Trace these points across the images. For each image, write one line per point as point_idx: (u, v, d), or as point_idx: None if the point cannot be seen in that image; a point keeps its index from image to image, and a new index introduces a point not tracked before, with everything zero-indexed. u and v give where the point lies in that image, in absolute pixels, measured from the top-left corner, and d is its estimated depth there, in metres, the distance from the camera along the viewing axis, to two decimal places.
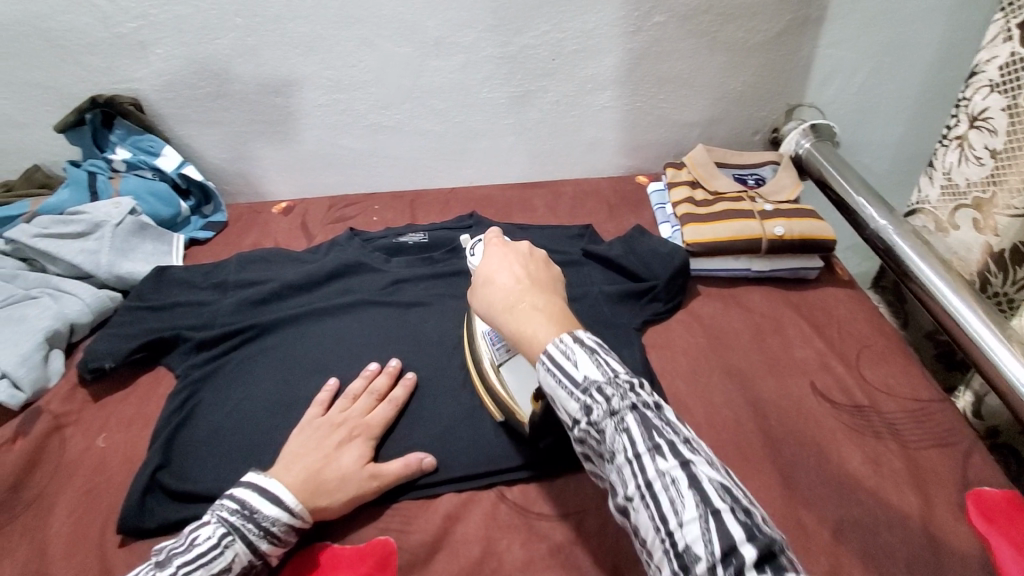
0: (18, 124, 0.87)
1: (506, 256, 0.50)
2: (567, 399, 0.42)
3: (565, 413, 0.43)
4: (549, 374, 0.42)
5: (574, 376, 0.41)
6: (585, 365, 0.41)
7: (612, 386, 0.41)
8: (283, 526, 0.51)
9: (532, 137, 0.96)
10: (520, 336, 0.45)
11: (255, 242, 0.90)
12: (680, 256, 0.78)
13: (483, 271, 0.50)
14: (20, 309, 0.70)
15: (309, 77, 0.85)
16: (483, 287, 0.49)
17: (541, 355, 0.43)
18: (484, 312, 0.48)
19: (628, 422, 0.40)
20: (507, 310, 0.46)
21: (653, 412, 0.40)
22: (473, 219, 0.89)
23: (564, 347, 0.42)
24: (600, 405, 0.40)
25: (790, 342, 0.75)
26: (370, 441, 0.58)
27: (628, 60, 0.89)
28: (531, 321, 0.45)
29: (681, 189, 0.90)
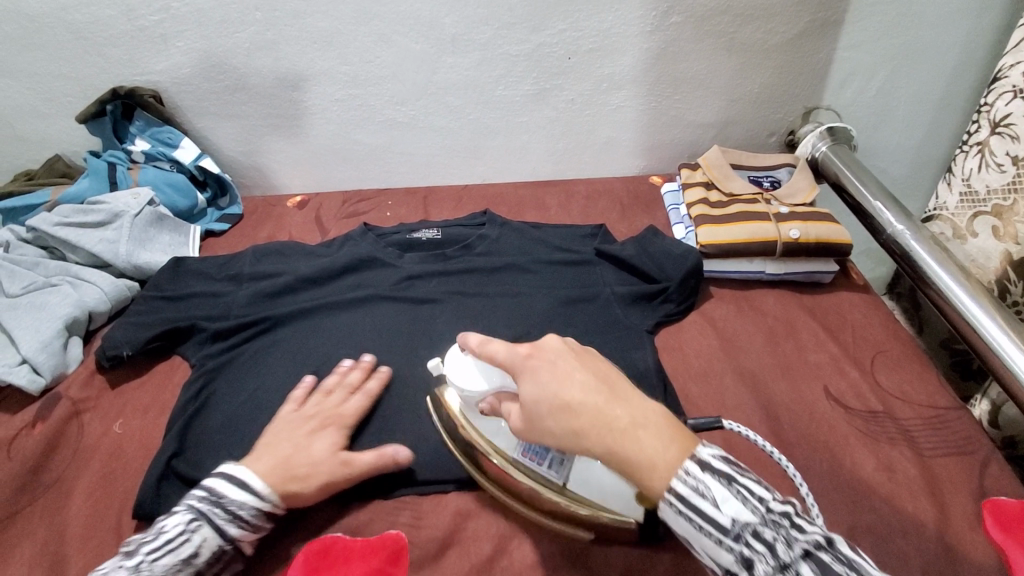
0: (40, 114, 0.89)
1: (560, 367, 0.44)
2: (717, 549, 0.39)
3: (717, 565, 0.40)
4: (685, 520, 0.40)
5: (721, 522, 0.39)
6: (729, 507, 0.39)
7: (769, 527, 0.38)
8: (252, 509, 0.52)
9: (546, 135, 0.96)
10: (636, 466, 0.41)
11: (270, 234, 0.91)
12: (694, 258, 0.78)
13: (541, 391, 0.43)
14: (41, 296, 0.71)
15: (327, 72, 0.86)
16: (557, 415, 0.43)
17: (668, 494, 0.40)
18: (566, 442, 0.42)
19: (804, 574, 0.36)
20: (607, 439, 0.41)
21: (828, 555, 0.36)
22: (486, 216, 0.89)
23: (694, 486, 0.39)
24: (761, 556, 0.37)
25: (805, 347, 0.75)
26: (343, 431, 0.59)
27: (645, 59, 0.89)
28: (639, 444, 0.41)
29: (696, 190, 0.89)
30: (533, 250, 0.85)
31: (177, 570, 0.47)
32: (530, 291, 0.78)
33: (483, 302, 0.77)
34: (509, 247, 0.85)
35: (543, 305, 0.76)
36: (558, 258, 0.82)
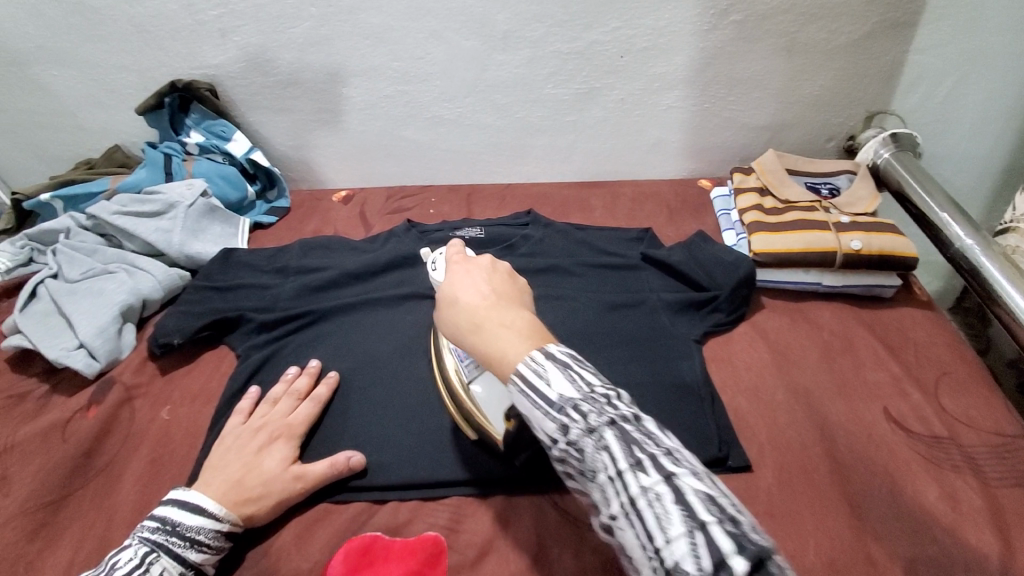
0: (102, 105, 0.92)
1: (467, 273, 0.47)
2: (542, 420, 0.39)
3: (541, 434, 0.40)
4: (521, 395, 0.39)
5: (548, 396, 0.38)
6: (557, 383, 0.38)
7: (589, 403, 0.38)
8: (211, 533, 0.51)
9: (594, 136, 0.94)
10: (490, 357, 0.42)
11: (315, 229, 0.92)
12: (747, 266, 0.75)
13: (445, 292, 0.47)
14: (99, 282, 0.74)
15: (377, 68, 0.86)
16: (447, 308, 0.46)
17: (512, 376, 0.40)
18: (451, 334, 0.45)
19: (607, 438, 0.36)
20: (476, 330, 0.43)
21: (632, 425, 0.37)
22: (530, 216, 0.88)
23: (534, 365, 0.39)
24: (576, 424, 0.37)
25: (863, 364, 0.71)
26: (294, 442, 0.59)
27: (700, 59, 0.86)
28: (497, 335, 0.42)
29: (749, 196, 0.86)
30: (577, 254, 0.83)
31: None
32: (574, 294, 0.76)
33: None
34: (553, 250, 0.84)
35: (587, 309, 0.74)
36: (603, 261, 0.80)
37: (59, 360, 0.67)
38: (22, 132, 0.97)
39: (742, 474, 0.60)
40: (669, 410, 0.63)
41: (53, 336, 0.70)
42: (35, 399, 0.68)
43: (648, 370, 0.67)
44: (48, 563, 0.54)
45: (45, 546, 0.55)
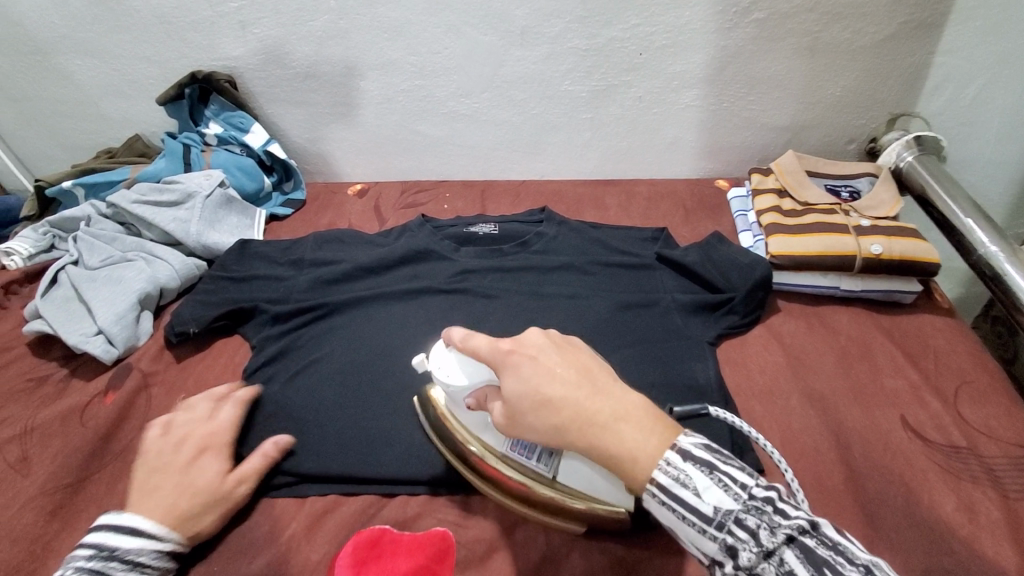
0: (124, 95, 0.93)
1: (537, 364, 0.43)
2: (701, 539, 0.38)
3: (702, 555, 0.39)
4: (668, 511, 0.39)
5: (702, 510, 0.38)
6: (711, 496, 0.38)
7: (751, 515, 0.37)
8: (156, 553, 0.49)
9: (610, 133, 0.94)
10: (617, 459, 0.40)
11: (330, 221, 0.92)
12: (763, 268, 0.74)
13: (524, 394, 0.43)
14: (119, 270, 0.75)
15: (395, 62, 0.86)
16: (540, 412, 0.42)
17: (649, 487, 0.39)
18: (550, 441, 0.42)
19: (786, 559, 0.35)
20: (587, 433, 0.41)
21: (812, 539, 0.36)
22: (544, 213, 0.87)
23: (672, 475, 0.39)
24: (746, 545, 0.37)
25: (881, 371, 0.70)
26: (222, 452, 0.57)
27: (720, 58, 0.85)
28: (617, 432, 0.40)
29: (768, 197, 0.85)
30: (590, 252, 0.82)
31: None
32: (587, 293, 0.76)
33: (538, 302, 0.75)
34: (566, 247, 0.83)
35: (600, 308, 0.74)
36: (617, 260, 0.80)
37: (78, 346, 0.68)
38: (46, 120, 0.99)
39: None
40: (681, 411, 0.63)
41: (73, 322, 0.71)
42: (54, 383, 0.70)
43: (660, 371, 0.66)
44: (64, 545, 0.55)
45: (61, 528, 0.56)
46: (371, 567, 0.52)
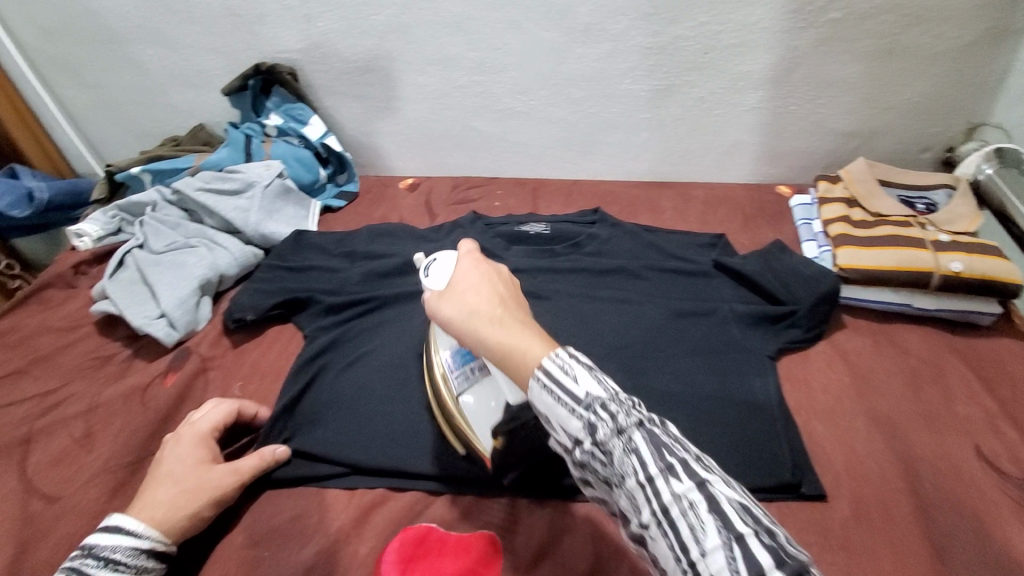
0: (191, 84, 0.96)
1: (479, 267, 0.45)
2: (567, 419, 0.38)
3: (560, 432, 0.39)
4: (545, 393, 0.38)
5: (576, 394, 0.37)
6: (586, 381, 0.38)
7: (617, 403, 0.38)
8: (128, 550, 0.48)
9: (669, 135, 0.91)
10: (510, 352, 0.40)
11: (382, 215, 0.93)
12: (830, 281, 0.70)
13: (458, 288, 0.44)
14: (182, 256, 0.77)
15: (454, 58, 0.85)
16: (460, 303, 0.43)
17: (535, 373, 0.38)
18: (459, 322, 0.42)
19: (636, 441, 0.36)
20: (493, 325, 0.41)
21: (659, 428, 0.37)
22: (597, 215, 0.86)
23: (560, 362, 0.38)
24: (606, 424, 0.37)
25: (953, 397, 0.66)
26: (213, 446, 0.57)
27: (791, 59, 0.81)
28: (522, 336, 0.40)
29: (836, 206, 0.81)
30: (644, 256, 0.80)
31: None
32: (641, 298, 0.74)
33: (590, 305, 0.74)
34: (619, 251, 0.81)
35: (654, 315, 0.71)
36: (672, 266, 0.77)
37: (142, 327, 0.71)
38: (118, 108, 1.03)
39: (815, 502, 0.57)
40: (738, 427, 0.60)
41: (137, 304, 0.73)
42: (118, 362, 0.72)
43: (716, 384, 0.64)
44: None
45: (122, 504, 0.58)
46: (418, 565, 0.52)
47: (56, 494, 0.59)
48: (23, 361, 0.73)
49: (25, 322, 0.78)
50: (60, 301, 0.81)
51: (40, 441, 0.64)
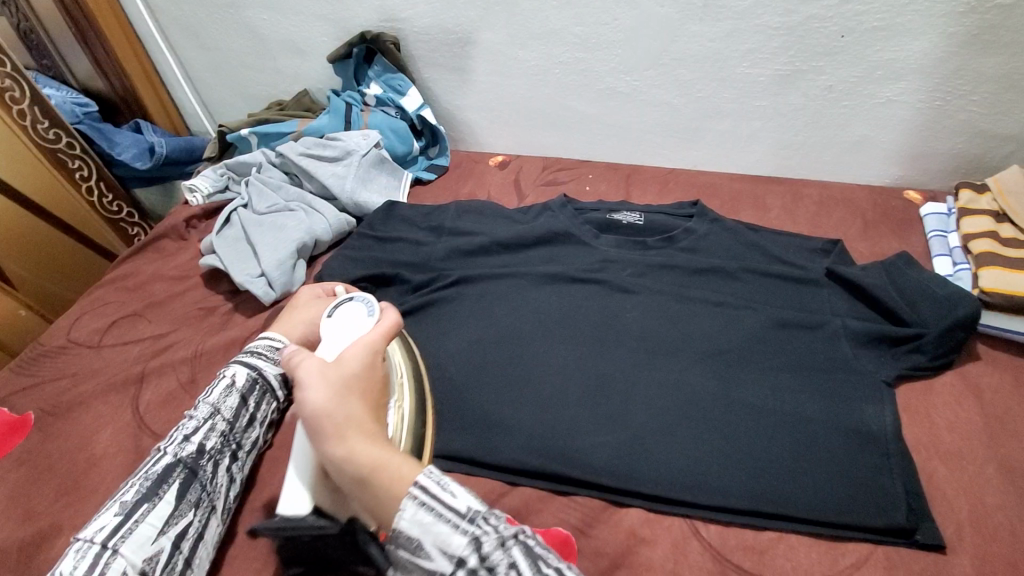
0: (300, 51, 0.98)
1: (375, 370, 0.49)
2: (449, 534, 0.41)
3: (441, 558, 0.40)
4: (423, 511, 0.41)
5: (456, 507, 0.41)
6: (463, 497, 0.42)
7: (494, 518, 0.42)
8: (269, 347, 0.62)
9: (785, 125, 0.83)
10: (374, 474, 0.43)
11: (470, 191, 0.92)
12: (968, 304, 0.61)
13: (335, 377, 0.47)
14: (281, 218, 0.80)
15: (559, 32, 0.82)
16: (334, 403, 0.46)
17: (410, 492, 0.42)
18: (331, 416, 0.45)
19: (514, 555, 0.40)
20: (363, 439, 0.45)
21: (535, 539, 0.41)
22: (696, 207, 0.80)
23: (438, 478, 0.43)
24: (487, 535, 0.40)
25: None
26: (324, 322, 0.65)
27: (943, 47, 0.70)
28: (392, 458, 0.44)
29: (982, 219, 0.71)
30: (746, 257, 0.74)
31: (228, 394, 0.58)
32: (737, 301, 0.69)
33: (680, 304, 0.70)
34: (717, 248, 0.76)
35: (752, 322, 0.66)
36: (778, 270, 0.71)
37: (244, 284, 0.74)
38: (231, 72, 1.08)
39: (932, 553, 0.51)
40: (841, 458, 0.55)
41: (240, 261, 0.77)
42: (220, 314, 0.77)
43: (819, 406, 0.59)
44: None
45: None
46: None
47: (163, 433, 0.64)
48: (139, 305, 0.79)
49: (142, 268, 0.85)
50: (173, 251, 0.87)
51: (151, 381, 0.69)
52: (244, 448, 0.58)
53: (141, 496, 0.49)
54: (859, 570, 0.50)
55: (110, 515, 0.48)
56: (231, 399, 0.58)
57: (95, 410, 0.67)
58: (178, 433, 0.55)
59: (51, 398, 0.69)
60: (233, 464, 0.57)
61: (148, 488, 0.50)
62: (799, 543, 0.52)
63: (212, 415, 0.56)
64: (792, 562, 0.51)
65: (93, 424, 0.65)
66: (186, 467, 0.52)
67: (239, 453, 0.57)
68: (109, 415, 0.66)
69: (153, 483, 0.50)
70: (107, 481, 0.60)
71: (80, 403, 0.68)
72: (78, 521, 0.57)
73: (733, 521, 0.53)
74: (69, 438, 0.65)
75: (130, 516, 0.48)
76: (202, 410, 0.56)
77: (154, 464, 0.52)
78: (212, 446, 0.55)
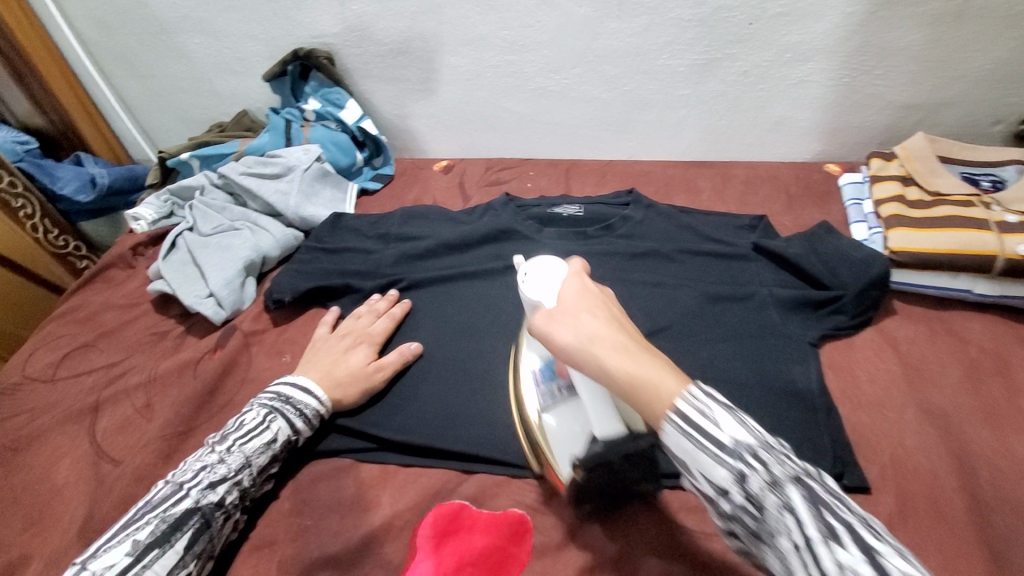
0: (235, 72, 0.99)
1: (592, 289, 0.45)
2: (712, 468, 0.37)
3: (705, 484, 0.38)
4: (683, 437, 0.37)
5: (720, 440, 0.36)
6: (729, 428, 0.37)
7: (768, 451, 0.36)
8: (314, 411, 0.60)
9: (708, 111, 0.87)
10: (640, 395, 0.39)
11: (416, 197, 0.94)
12: (879, 264, 0.66)
13: (569, 307, 0.44)
14: (227, 238, 0.81)
15: (486, 37, 0.84)
16: (577, 328, 0.42)
17: (672, 411, 0.38)
18: (575, 347, 0.41)
19: (792, 497, 0.34)
20: (618, 354, 0.40)
21: (817, 483, 0.35)
22: (632, 196, 0.83)
23: (699, 403, 0.37)
24: (758, 474, 0.35)
25: (1020, 390, 0.61)
26: (372, 346, 0.67)
27: (842, 28, 0.75)
28: (654, 371, 0.39)
29: (890, 184, 0.76)
30: (679, 238, 0.78)
31: (264, 452, 0.56)
32: (673, 281, 0.72)
33: (619, 287, 0.73)
34: (653, 232, 0.79)
35: (688, 299, 0.70)
36: (709, 249, 0.75)
37: (193, 306, 0.75)
38: (169, 98, 1.08)
39: (857, 495, 0.55)
40: (773, 417, 0.59)
41: (188, 284, 0.78)
42: (173, 338, 0.77)
43: (751, 370, 0.62)
44: None
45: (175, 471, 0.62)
46: (450, 541, 0.54)
47: (122, 458, 0.64)
48: (91, 335, 0.79)
49: (91, 300, 0.85)
50: (122, 280, 0.87)
51: (106, 409, 0.69)
52: (254, 499, 0.57)
53: (156, 539, 0.49)
54: None
55: (122, 552, 0.48)
56: (263, 457, 0.56)
57: (51, 442, 0.67)
58: (207, 475, 0.53)
59: (9, 434, 0.69)
60: (241, 513, 0.56)
61: (161, 532, 0.49)
62: None
63: (243, 470, 0.54)
64: None
65: (51, 457, 0.65)
66: (202, 516, 0.51)
67: (248, 504, 0.57)
68: (67, 446, 0.66)
69: (169, 527, 0.50)
70: (70, 510, 0.60)
71: (36, 437, 0.67)
72: (41, 552, 0.57)
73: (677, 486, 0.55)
74: (28, 473, 0.64)
75: (140, 560, 0.47)
76: (234, 459, 0.55)
77: (171, 505, 0.51)
78: (232, 501, 0.54)
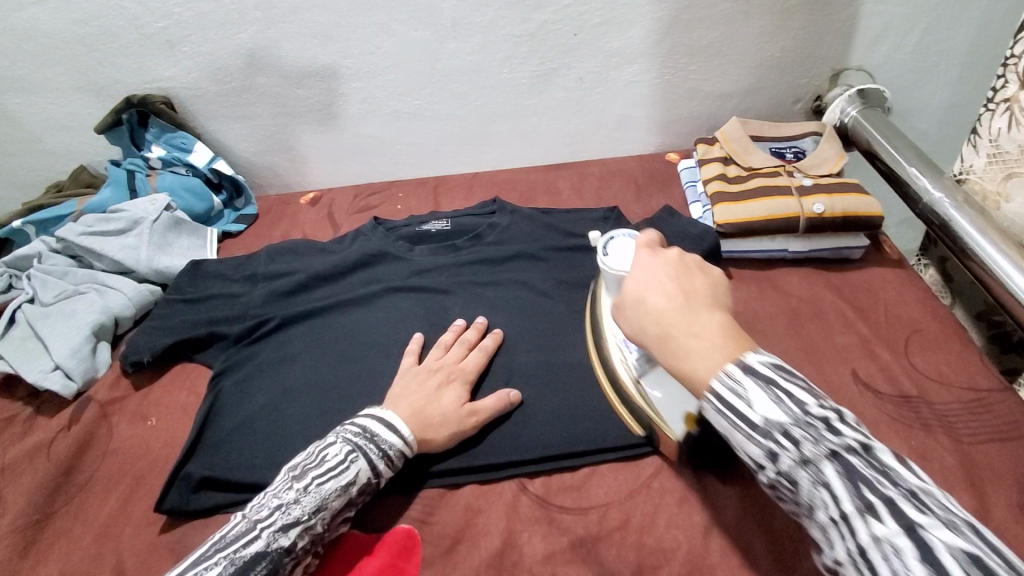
0: (65, 126, 0.92)
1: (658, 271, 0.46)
2: (745, 444, 0.38)
3: (745, 456, 0.40)
4: (720, 415, 0.39)
5: (751, 420, 0.38)
6: (763, 406, 0.38)
7: (802, 428, 0.37)
8: (398, 452, 0.55)
9: (556, 118, 0.93)
10: (677, 368, 0.42)
11: (284, 233, 0.92)
12: (710, 238, 0.74)
13: (631, 290, 0.46)
14: (69, 304, 0.75)
15: (331, 66, 0.85)
16: (635, 309, 0.45)
17: (708, 390, 0.39)
18: (635, 333, 0.45)
19: (826, 473, 0.35)
20: (663, 338, 0.42)
21: (858, 459, 0.35)
22: (496, 203, 0.87)
23: (729, 383, 0.38)
24: (788, 453, 0.37)
25: (831, 328, 0.70)
26: (466, 384, 0.62)
27: (655, 30, 0.84)
28: (693, 348, 0.41)
29: (713, 165, 0.85)
30: (544, 237, 0.82)
31: (340, 495, 0.51)
32: (541, 277, 0.76)
33: (494, 291, 0.76)
34: (519, 235, 0.83)
35: (554, 293, 0.74)
36: (570, 244, 0.80)
37: (36, 382, 0.69)
38: None
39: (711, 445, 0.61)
40: None
41: (30, 360, 0.72)
42: (22, 422, 0.70)
43: None
44: None
45: (35, 563, 0.57)
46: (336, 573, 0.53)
47: None
48: None
49: None
50: None
51: None
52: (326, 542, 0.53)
53: None
54: (658, 478, 0.58)
55: None
56: (339, 500, 0.51)
57: None
58: (281, 516, 0.49)
59: None
60: (311, 557, 0.52)
61: None
62: (613, 470, 0.59)
63: (317, 514, 0.50)
64: (604, 489, 0.58)
65: None
66: (271, 561, 0.47)
67: (320, 547, 0.52)
68: None
69: (237, 570, 0.46)
70: None
71: None
72: None
73: (554, 469, 0.60)
74: None
75: None
76: (310, 500, 0.50)
77: (243, 544, 0.47)
78: (303, 545, 0.49)
